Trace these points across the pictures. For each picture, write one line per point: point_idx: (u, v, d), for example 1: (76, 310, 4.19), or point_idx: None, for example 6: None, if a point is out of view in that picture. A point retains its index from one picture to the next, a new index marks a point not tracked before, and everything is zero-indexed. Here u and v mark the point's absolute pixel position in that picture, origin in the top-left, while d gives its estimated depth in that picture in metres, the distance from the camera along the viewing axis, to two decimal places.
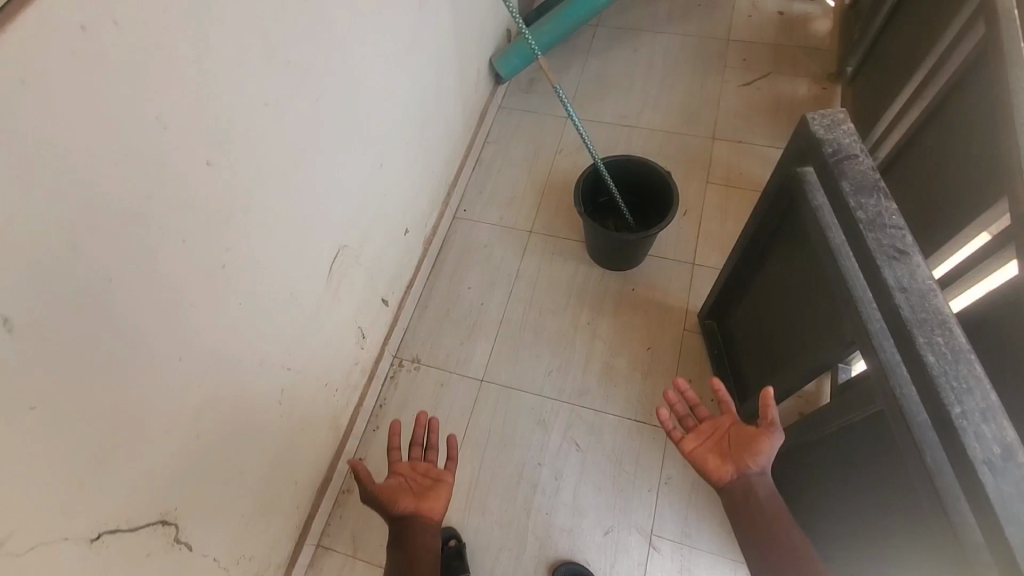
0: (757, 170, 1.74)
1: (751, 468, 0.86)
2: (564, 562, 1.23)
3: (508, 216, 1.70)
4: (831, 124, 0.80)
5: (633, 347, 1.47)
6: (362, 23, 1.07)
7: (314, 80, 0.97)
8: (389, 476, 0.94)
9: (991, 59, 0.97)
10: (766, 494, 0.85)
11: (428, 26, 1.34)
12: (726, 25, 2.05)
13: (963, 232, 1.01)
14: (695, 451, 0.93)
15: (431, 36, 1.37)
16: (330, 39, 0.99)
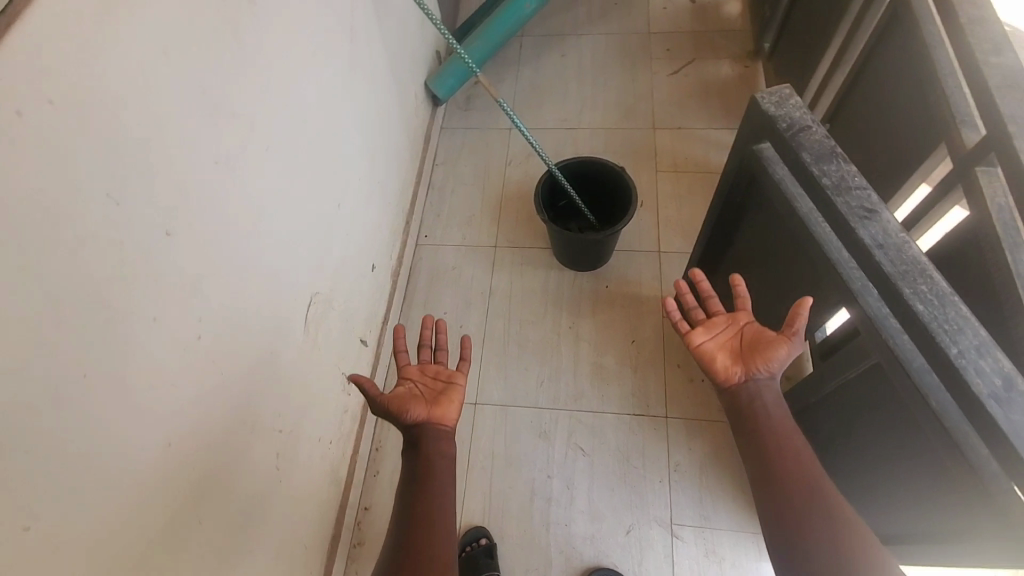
0: (701, 152, 1.79)
1: (761, 372, 0.86)
2: (600, 566, 1.22)
3: (470, 234, 1.69)
4: (780, 100, 0.83)
5: (618, 342, 1.48)
6: (300, 65, 1.04)
7: (261, 130, 0.94)
8: (398, 385, 0.91)
9: (906, 21, 1.04)
10: (772, 400, 0.85)
11: (362, 58, 1.32)
12: (645, 19, 2.12)
13: (907, 182, 1.08)
14: (704, 342, 0.93)
15: (368, 67, 1.35)
16: (271, 86, 0.96)
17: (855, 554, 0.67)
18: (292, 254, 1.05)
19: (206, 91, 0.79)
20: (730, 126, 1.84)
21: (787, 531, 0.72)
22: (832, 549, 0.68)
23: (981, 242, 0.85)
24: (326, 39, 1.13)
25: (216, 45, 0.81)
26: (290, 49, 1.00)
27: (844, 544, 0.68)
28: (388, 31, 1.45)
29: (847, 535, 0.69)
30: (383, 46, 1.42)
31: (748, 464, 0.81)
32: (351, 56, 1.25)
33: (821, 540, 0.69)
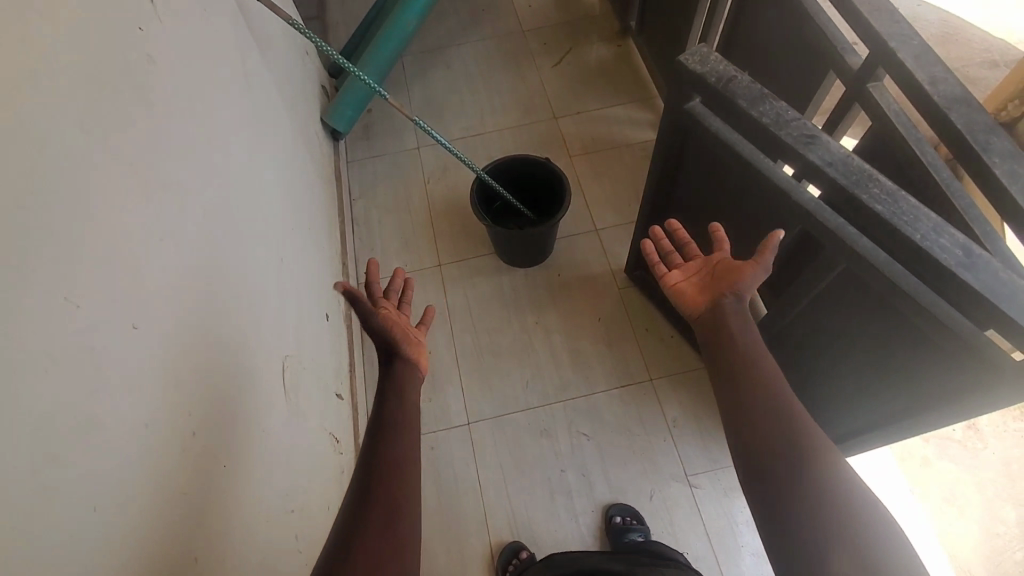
0: (604, 130, 1.89)
1: (728, 296, 0.89)
2: (613, 504, 1.28)
3: (410, 261, 1.66)
4: (703, 58, 0.90)
5: (586, 323, 1.52)
6: (212, 119, 0.97)
7: (195, 194, 0.86)
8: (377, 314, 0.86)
9: None
10: (738, 323, 0.86)
11: (265, 101, 1.25)
12: (515, 19, 2.19)
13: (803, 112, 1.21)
14: (676, 279, 0.98)
15: (271, 110, 1.28)
16: (193, 146, 0.89)
17: (821, 474, 0.65)
18: (253, 318, 0.97)
19: (134, 164, 0.72)
20: (623, 101, 1.95)
21: (753, 459, 0.70)
22: (799, 472, 0.66)
23: (887, 147, 0.98)
24: (229, 87, 1.06)
25: (133, 113, 0.74)
26: (199, 103, 0.93)
27: (810, 464, 0.66)
28: (279, 71, 1.39)
29: (816, 458, 0.67)
30: (278, 87, 1.36)
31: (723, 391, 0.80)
32: (254, 103, 1.18)
33: (788, 463, 0.67)
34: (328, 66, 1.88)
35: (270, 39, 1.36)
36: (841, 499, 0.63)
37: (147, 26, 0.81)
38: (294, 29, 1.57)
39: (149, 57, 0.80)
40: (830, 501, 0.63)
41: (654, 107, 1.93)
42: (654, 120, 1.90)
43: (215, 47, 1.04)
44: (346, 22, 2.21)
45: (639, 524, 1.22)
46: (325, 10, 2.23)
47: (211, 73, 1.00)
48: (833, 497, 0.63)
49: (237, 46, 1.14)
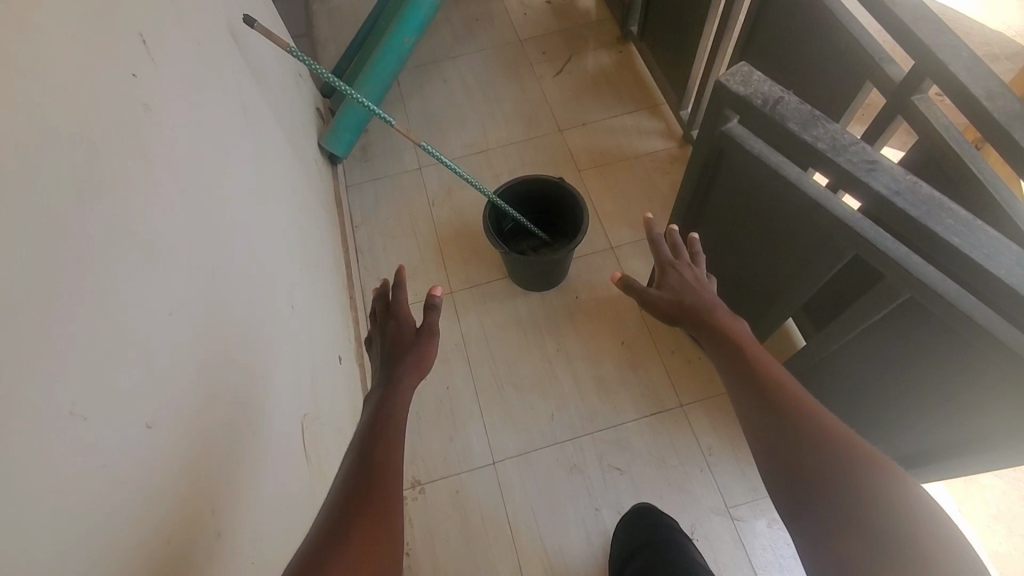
0: (612, 142, 1.82)
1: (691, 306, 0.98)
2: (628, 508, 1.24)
3: (420, 288, 1.59)
4: (746, 79, 0.83)
5: (608, 348, 1.46)
6: (214, 161, 0.89)
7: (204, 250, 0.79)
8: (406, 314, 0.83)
9: None
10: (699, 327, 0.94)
11: (265, 135, 1.18)
12: (511, 28, 2.11)
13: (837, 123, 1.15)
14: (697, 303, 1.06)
15: (271, 142, 1.21)
16: (198, 196, 0.81)
17: (864, 474, 0.62)
18: (270, 375, 0.90)
19: (137, 231, 0.64)
20: (629, 109, 1.89)
21: (778, 460, 0.68)
22: (838, 471, 0.63)
23: (937, 162, 0.92)
24: (229, 124, 0.99)
25: (133, 172, 0.66)
26: (198, 147, 0.85)
27: (847, 460, 0.63)
28: (276, 99, 1.31)
29: (847, 453, 0.64)
30: (276, 115, 1.29)
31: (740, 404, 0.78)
32: (254, 138, 1.10)
33: (825, 463, 0.64)
34: (323, 88, 1.81)
35: (265, 66, 1.29)
36: (888, 500, 0.59)
37: (140, 70, 0.73)
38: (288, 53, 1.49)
39: (145, 105, 0.72)
40: (869, 497, 0.60)
41: (662, 115, 1.86)
42: (662, 128, 1.84)
43: (211, 81, 0.96)
44: (336, 39, 2.14)
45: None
46: (314, 27, 2.17)
47: (210, 112, 0.92)
48: (871, 492, 0.60)
49: (234, 79, 1.07)
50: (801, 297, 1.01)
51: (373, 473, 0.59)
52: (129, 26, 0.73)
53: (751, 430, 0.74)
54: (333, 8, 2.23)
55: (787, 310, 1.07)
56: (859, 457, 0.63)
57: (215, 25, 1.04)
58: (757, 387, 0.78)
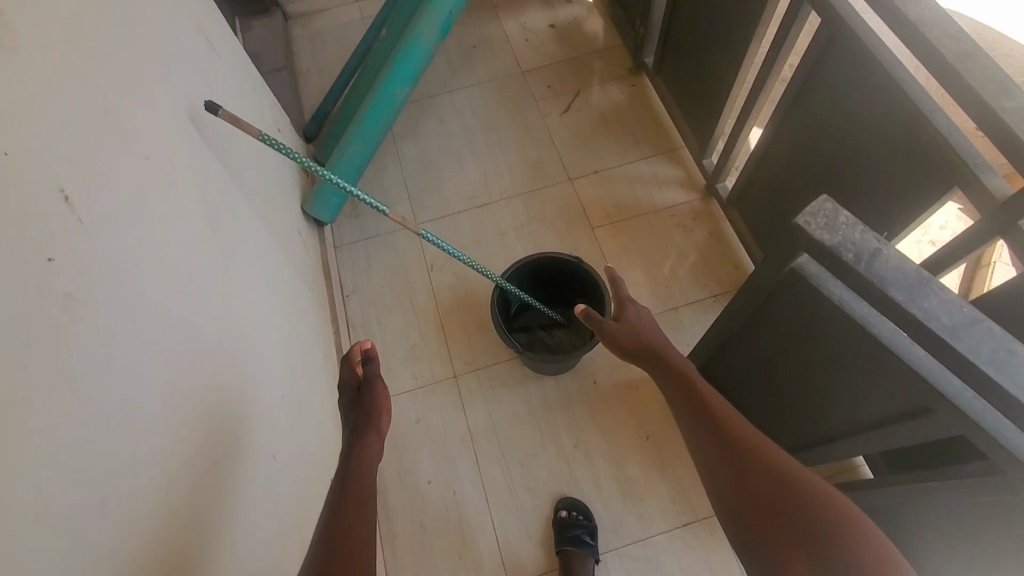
0: (627, 193, 1.65)
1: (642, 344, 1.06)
2: (564, 497, 1.28)
3: (421, 371, 1.45)
4: (831, 223, 0.66)
5: (633, 444, 1.32)
6: (171, 313, 0.73)
7: (157, 451, 0.63)
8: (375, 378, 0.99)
9: (860, 55, 0.96)
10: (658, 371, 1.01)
11: (225, 241, 1.00)
12: (512, 58, 1.92)
13: (910, 220, 0.98)
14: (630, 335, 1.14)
15: (231, 246, 1.03)
16: (151, 378, 0.65)
17: (843, 535, 0.68)
18: (231, 575, 0.75)
19: (57, 498, 0.47)
20: (645, 154, 1.71)
21: (763, 526, 0.74)
22: (817, 533, 0.69)
23: None
24: (187, 250, 0.82)
25: (57, 407, 0.49)
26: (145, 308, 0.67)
27: (824, 523, 0.69)
28: (235, 183, 1.13)
29: (811, 510, 0.71)
30: (236, 207, 1.11)
31: (715, 464, 0.83)
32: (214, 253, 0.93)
33: (804, 528, 0.70)
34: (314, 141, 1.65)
35: (226, 148, 1.11)
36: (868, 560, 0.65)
37: (66, 245, 0.55)
38: (251, 115, 1.30)
39: (71, 292, 0.54)
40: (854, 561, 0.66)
41: (681, 160, 1.69)
42: (682, 176, 1.66)
43: (164, 204, 0.79)
44: (320, 72, 1.95)
45: (586, 521, 1.22)
46: (295, 57, 1.98)
47: (163, 250, 0.75)
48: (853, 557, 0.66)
49: (188, 185, 0.89)
50: (879, 445, 0.85)
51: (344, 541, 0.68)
52: (48, 182, 0.55)
53: (730, 492, 0.79)
54: (315, 34, 2.02)
55: (856, 450, 0.91)
56: (823, 513, 0.70)
57: (163, 125, 0.86)
58: (727, 446, 0.83)
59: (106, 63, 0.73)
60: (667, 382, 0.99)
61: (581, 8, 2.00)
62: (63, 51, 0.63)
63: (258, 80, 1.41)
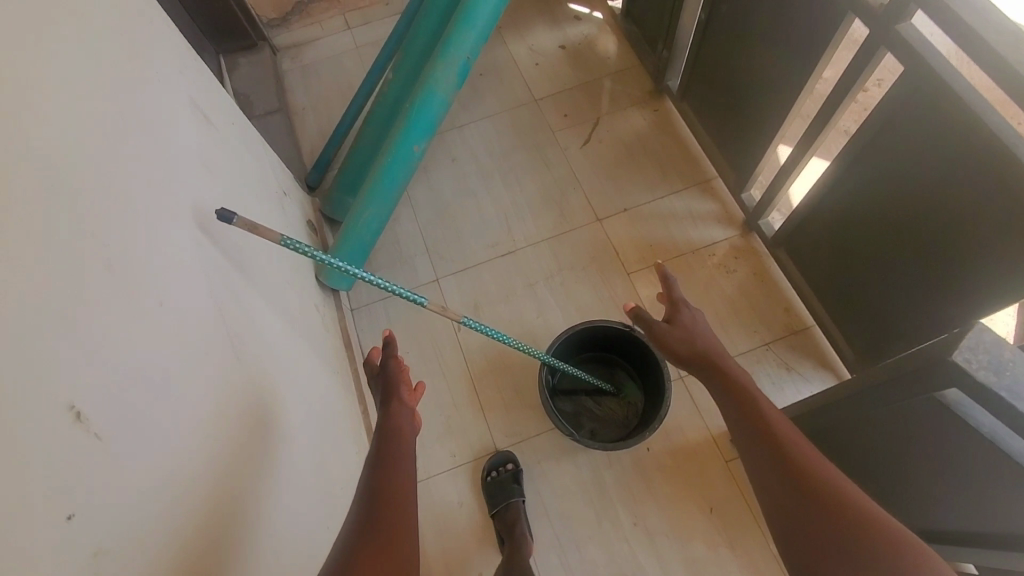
0: (661, 231, 1.55)
1: (695, 352, 0.96)
2: None
3: (460, 445, 1.35)
4: (995, 362, 0.56)
5: (697, 518, 1.24)
6: (192, 500, 0.62)
7: None
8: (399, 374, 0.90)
9: (958, 114, 0.87)
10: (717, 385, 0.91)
11: (250, 360, 0.90)
12: (523, 85, 1.79)
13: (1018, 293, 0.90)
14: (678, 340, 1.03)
15: (257, 360, 0.92)
16: None
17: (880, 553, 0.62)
18: None
19: None
20: (676, 188, 1.60)
21: (794, 533, 0.70)
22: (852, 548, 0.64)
23: None
24: (210, 398, 0.72)
25: None
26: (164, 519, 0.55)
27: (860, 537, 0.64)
28: (250, 280, 1.01)
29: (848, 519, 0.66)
30: (257, 308, 1.00)
31: (755, 468, 0.79)
32: (241, 383, 0.82)
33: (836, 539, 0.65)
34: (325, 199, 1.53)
35: (240, 243, 1.00)
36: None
37: (87, 488, 0.47)
38: (256, 188, 1.17)
39: (99, 546, 0.47)
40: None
41: (716, 194, 1.58)
42: (718, 210, 1.56)
43: (191, 352, 0.69)
44: (317, 110, 1.80)
45: None
46: (287, 95, 1.83)
47: (190, 417, 0.65)
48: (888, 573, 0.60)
49: (211, 311, 0.80)
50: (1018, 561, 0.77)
51: (382, 512, 0.67)
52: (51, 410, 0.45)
53: (767, 497, 0.75)
54: (307, 68, 1.87)
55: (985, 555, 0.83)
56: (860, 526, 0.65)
57: (179, 252, 0.75)
58: (766, 448, 0.78)
59: (108, 208, 0.61)
60: (720, 393, 0.90)
61: (591, 26, 1.87)
62: (59, 218, 0.52)
63: (260, 143, 1.28)
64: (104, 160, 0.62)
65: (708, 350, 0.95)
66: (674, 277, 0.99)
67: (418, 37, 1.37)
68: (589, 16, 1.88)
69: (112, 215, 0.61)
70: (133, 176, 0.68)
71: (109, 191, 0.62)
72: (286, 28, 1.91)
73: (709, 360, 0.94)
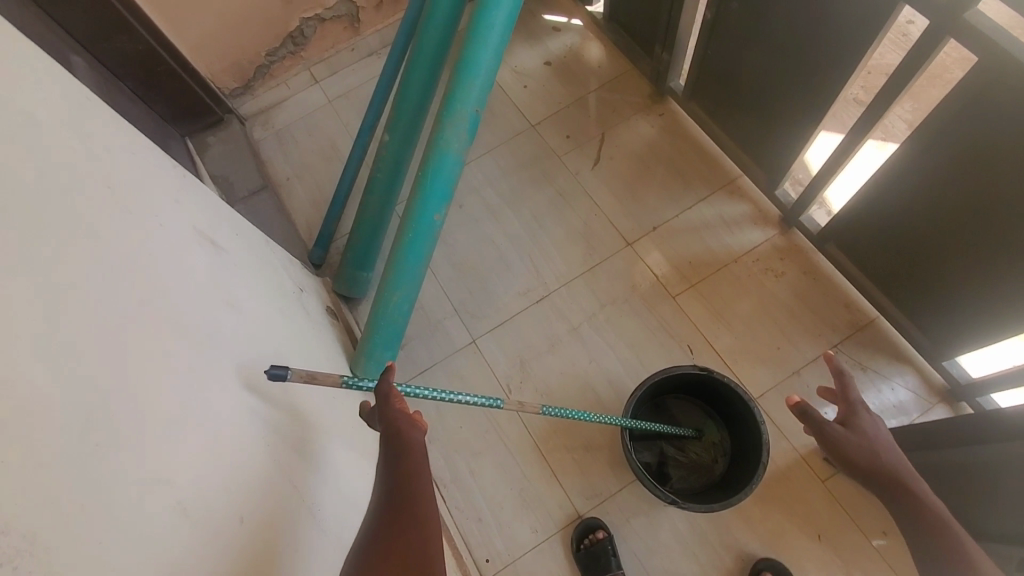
0: (696, 244, 1.46)
1: (870, 457, 0.86)
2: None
3: (540, 518, 1.26)
4: None
5: (806, 548, 1.19)
6: None
7: None
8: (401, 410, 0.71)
9: None
10: (900, 492, 0.83)
11: (321, 519, 0.80)
12: (517, 112, 1.68)
13: None
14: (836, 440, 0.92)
15: (328, 510, 0.82)
16: None
17: None
18: None
19: None
20: (702, 195, 1.51)
21: None
22: None
23: None
24: None
25: None
26: None
27: None
28: (301, 413, 0.91)
29: None
30: (313, 443, 0.90)
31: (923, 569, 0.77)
32: (317, 565, 0.72)
33: None
34: (336, 278, 1.41)
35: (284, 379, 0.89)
36: None
37: None
38: (277, 300, 1.05)
39: None
40: None
41: (744, 194, 1.50)
42: (749, 210, 1.48)
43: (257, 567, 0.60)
44: (302, 178, 1.67)
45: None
46: (266, 167, 1.68)
47: None
48: None
49: (269, 489, 0.69)
50: None
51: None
52: None
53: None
54: (282, 134, 1.73)
55: None
56: None
57: (227, 437, 0.65)
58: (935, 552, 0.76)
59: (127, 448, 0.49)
60: (893, 498, 0.83)
61: (574, 35, 1.76)
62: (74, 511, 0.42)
63: (266, 245, 1.16)
64: (126, 391, 0.52)
65: (885, 462, 0.85)
66: (846, 373, 0.91)
67: (408, 96, 1.25)
68: (569, 25, 1.77)
69: (143, 463, 0.51)
70: (165, 380, 0.58)
71: (134, 426, 0.51)
72: (250, 95, 1.76)
73: (887, 471, 0.85)
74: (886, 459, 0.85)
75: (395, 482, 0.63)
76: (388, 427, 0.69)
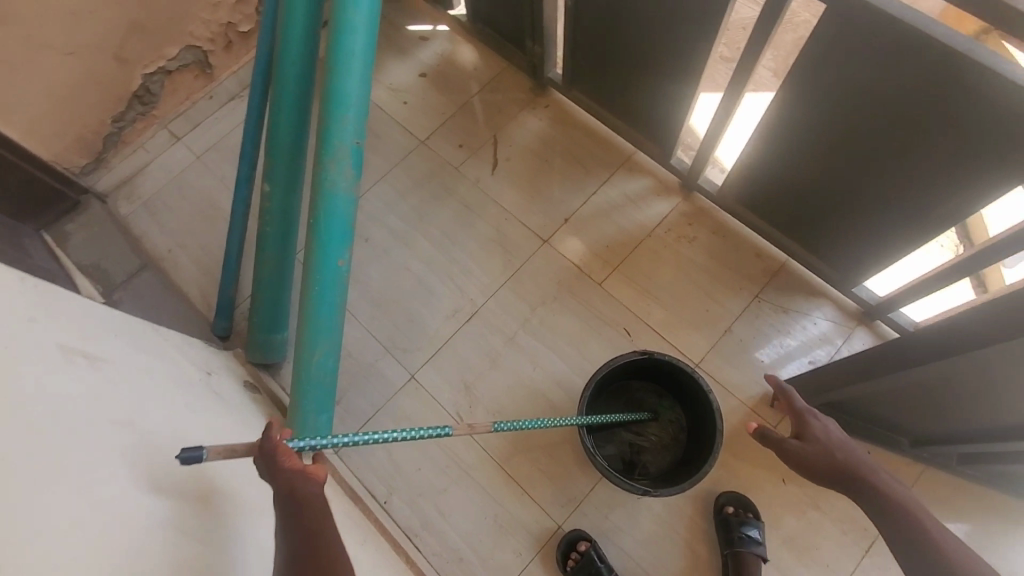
0: (609, 227, 1.47)
1: (829, 457, 0.89)
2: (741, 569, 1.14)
3: (521, 539, 1.22)
4: None
5: (775, 494, 1.23)
6: None
7: None
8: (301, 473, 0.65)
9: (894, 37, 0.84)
10: (860, 478, 0.85)
11: None
12: (403, 131, 1.61)
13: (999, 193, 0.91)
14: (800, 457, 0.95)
15: None
16: None
17: None
18: None
19: None
20: (604, 178, 1.52)
21: None
22: None
23: None
24: None
25: None
26: None
27: None
28: (236, 513, 0.82)
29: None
30: (257, 545, 0.81)
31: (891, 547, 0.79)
32: None
33: None
34: (249, 346, 1.30)
35: (208, 483, 0.80)
36: None
37: None
38: (183, 393, 0.95)
39: None
40: None
41: (642, 168, 1.52)
42: (651, 184, 1.50)
43: None
44: (185, 247, 1.52)
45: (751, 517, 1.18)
46: (142, 244, 1.52)
47: None
48: None
49: None
50: None
51: None
52: None
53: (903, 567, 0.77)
54: (152, 204, 1.57)
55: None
56: None
57: None
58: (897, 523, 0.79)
59: None
60: (855, 488, 0.86)
61: (443, 41, 1.71)
62: None
63: (154, 334, 1.04)
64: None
65: (844, 458, 0.87)
66: (789, 388, 0.98)
67: (280, 141, 1.16)
68: (435, 32, 1.72)
69: None
70: (54, 546, 0.49)
71: None
72: (104, 168, 1.58)
73: (846, 465, 0.87)
74: (843, 455, 0.88)
75: (297, 558, 0.60)
76: (281, 489, 0.64)
